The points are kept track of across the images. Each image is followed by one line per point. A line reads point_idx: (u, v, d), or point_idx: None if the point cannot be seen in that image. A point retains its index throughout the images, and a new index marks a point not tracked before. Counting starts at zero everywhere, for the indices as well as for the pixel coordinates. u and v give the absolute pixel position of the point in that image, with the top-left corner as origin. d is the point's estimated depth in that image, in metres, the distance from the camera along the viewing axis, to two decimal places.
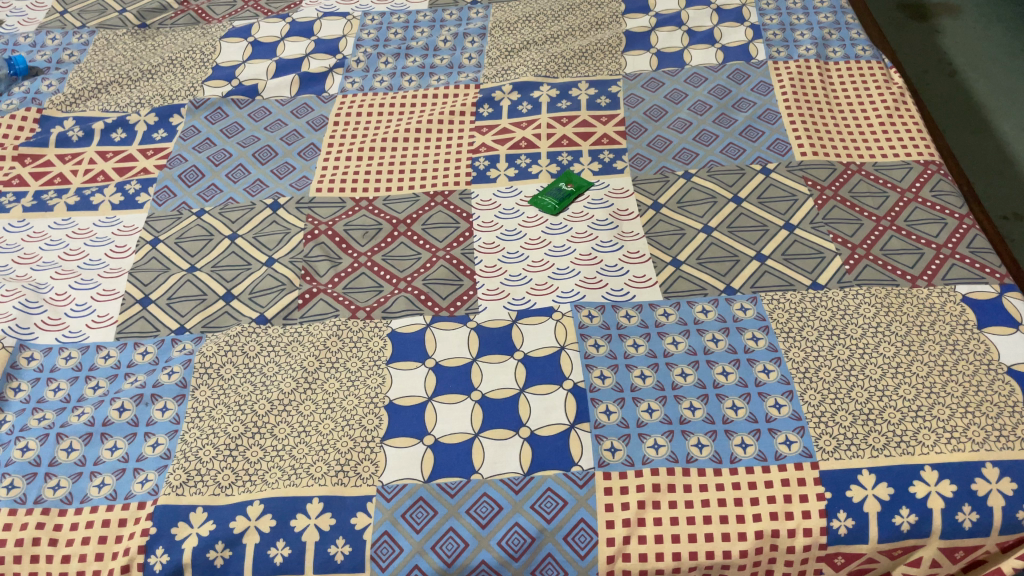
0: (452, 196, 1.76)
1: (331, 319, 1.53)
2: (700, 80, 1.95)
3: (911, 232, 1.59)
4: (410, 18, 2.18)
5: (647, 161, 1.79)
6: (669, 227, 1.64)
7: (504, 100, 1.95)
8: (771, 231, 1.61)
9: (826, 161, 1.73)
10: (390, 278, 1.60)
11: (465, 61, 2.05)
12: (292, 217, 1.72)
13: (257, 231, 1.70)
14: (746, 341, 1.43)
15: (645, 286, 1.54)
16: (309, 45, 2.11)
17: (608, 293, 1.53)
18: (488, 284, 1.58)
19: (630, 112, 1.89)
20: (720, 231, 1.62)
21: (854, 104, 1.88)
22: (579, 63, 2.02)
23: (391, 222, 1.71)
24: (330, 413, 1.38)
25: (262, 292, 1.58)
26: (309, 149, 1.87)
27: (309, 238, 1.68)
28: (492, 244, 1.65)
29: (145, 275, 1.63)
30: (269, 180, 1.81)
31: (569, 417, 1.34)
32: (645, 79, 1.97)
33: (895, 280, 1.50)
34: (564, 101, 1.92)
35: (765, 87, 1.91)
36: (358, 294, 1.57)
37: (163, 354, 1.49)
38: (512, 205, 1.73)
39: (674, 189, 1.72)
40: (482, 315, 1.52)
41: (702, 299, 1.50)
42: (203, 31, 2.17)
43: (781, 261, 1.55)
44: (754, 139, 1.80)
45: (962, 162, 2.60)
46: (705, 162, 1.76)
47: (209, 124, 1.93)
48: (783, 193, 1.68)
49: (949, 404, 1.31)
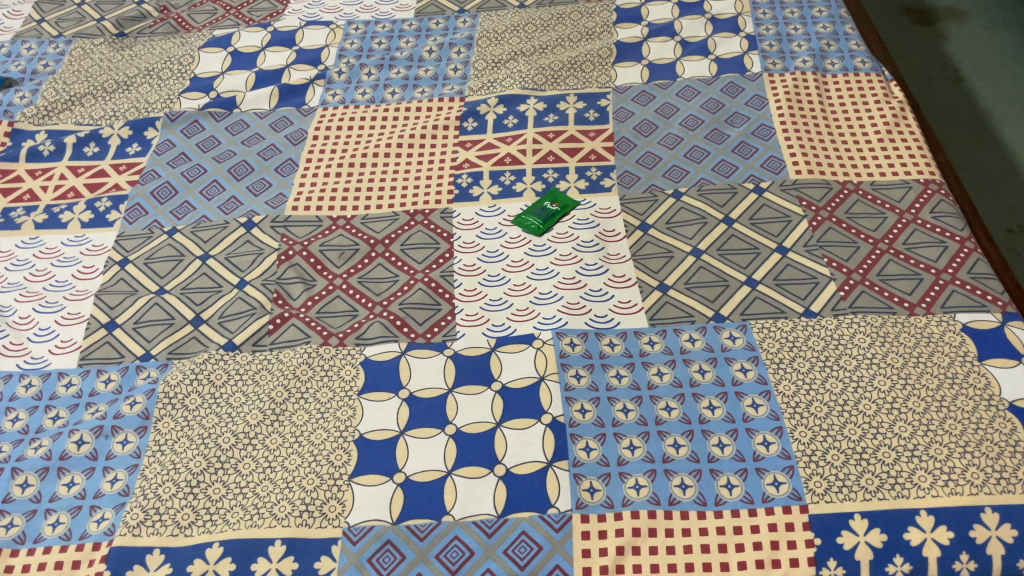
0: (433, 214, 1.69)
1: (302, 346, 1.47)
2: (693, 94, 1.88)
3: (910, 256, 1.52)
4: (395, 27, 2.12)
5: (635, 178, 1.72)
6: (657, 250, 1.57)
7: (489, 113, 1.88)
8: (763, 254, 1.54)
9: (821, 180, 1.67)
10: (365, 302, 1.54)
11: (450, 72, 1.99)
12: (267, 236, 1.66)
13: (230, 252, 1.64)
14: (733, 372, 1.36)
15: (630, 312, 1.47)
16: (291, 55, 2.05)
17: (592, 320, 1.47)
18: (467, 309, 1.52)
19: (620, 127, 1.83)
20: (710, 254, 1.55)
21: (852, 119, 1.81)
22: (567, 75, 1.96)
23: (368, 242, 1.64)
24: (298, 448, 1.32)
25: (233, 316, 1.53)
26: (286, 164, 1.81)
27: (282, 258, 1.62)
28: (472, 266, 1.59)
29: (112, 298, 1.58)
30: (244, 197, 1.75)
31: (547, 454, 1.28)
32: (635, 91, 1.90)
33: (892, 307, 1.43)
34: (551, 115, 1.86)
35: (759, 101, 1.84)
36: (332, 318, 1.51)
37: (127, 383, 1.44)
38: (494, 225, 1.66)
39: (662, 208, 1.65)
40: (460, 343, 1.46)
41: (689, 327, 1.43)
42: (182, 40, 2.11)
43: (773, 286, 1.48)
44: (747, 156, 1.73)
45: (966, 172, 2.53)
46: (696, 180, 1.70)
47: (184, 138, 1.87)
48: (776, 214, 1.61)
49: (947, 443, 1.24)
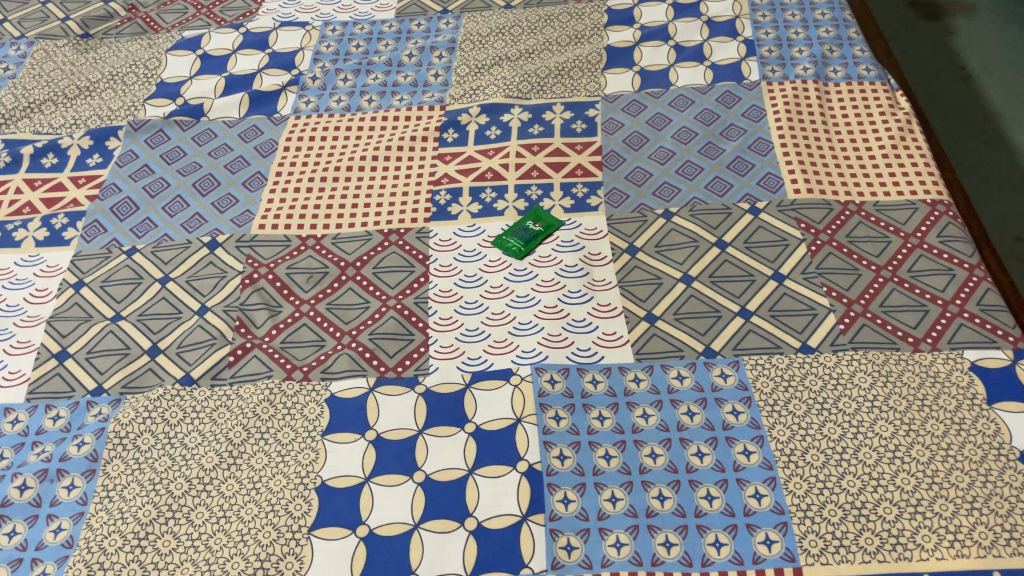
0: (408, 234, 1.59)
1: (263, 380, 1.38)
2: (686, 104, 1.78)
3: (915, 285, 1.42)
4: (374, 29, 2.01)
5: (623, 197, 1.62)
6: (645, 276, 1.47)
7: (471, 124, 1.78)
8: (758, 282, 1.44)
9: (821, 200, 1.56)
10: (333, 330, 1.45)
11: (431, 78, 1.88)
12: (231, 257, 1.57)
13: (191, 274, 1.54)
14: (724, 415, 1.26)
15: (615, 345, 1.37)
16: (263, 59, 1.95)
17: (574, 354, 1.37)
18: (441, 339, 1.42)
19: (608, 139, 1.72)
20: (701, 281, 1.45)
21: (856, 132, 1.70)
22: (555, 82, 1.85)
23: (338, 264, 1.55)
24: (255, 495, 1.23)
25: (192, 346, 1.43)
26: (254, 178, 1.70)
27: (246, 282, 1.52)
28: (448, 292, 1.49)
29: (65, 325, 1.48)
30: (209, 214, 1.65)
31: (521, 506, 1.19)
32: (625, 100, 1.80)
33: (894, 342, 1.34)
34: (536, 127, 1.76)
35: (757, 112, 1.74)
36: (296, 349, 1.42)
37: (76, 420, 1.35)
38: (473, 246, 1.56)
39: (652, 230, 1.55)
40: (432, 378, 1.36)
41: (677, 363, 1.34)
42: (150, 42, 2.01)
43: (768, 317, 1.39)
44: (743, 173, 1.63)
45: (973, 177, 2.42)
46: (688, 199, 1.59)
47: (148, 149, 1.77)
48: (772, 237, 1.51)
49: (953, 497, 1.15)
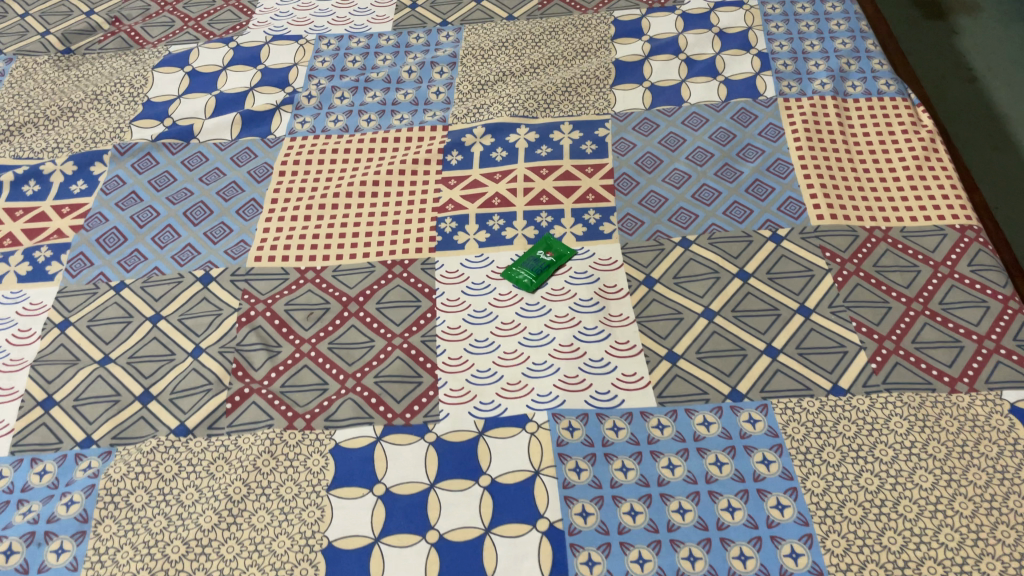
0: (413, 266, 1.51)
1: (263, 429, 1.29)
2: (700, 122, 1.70)
3: (948, 319, 1.36)
4: (371, 42, 1.93)
5: (638, 223, 1.54)
6: (664, 310, 1.40)
7: (475, 145, 1.70)
8: (784, 316, 1.37)
9: (846, 226, 1.49)
10: (336, 372, 1.36)
11: (432, 96, 1.80)
12: (226, 292, 1.48)
13: (184, 312, 1.46)
14: (755, 465, 1.20)
15: (635, 388, 1.30)
16: (256, 76, 1.87)
17: (592, 398, 1.29)
18: (451, 382, 1.34)
19: (620, 161, 1.65)
20: (724, 316, 1.38)
21: (878, 152, 1.63)
22: (562, 99, 1.77)
23: (340, 299, 1.47)
24: (259, 559, 1.15)
25: (187, 392, 1.35)
26: (248, 206, 1.62)
27: (243, 320, 1.44)
28: (457, 329, 1.42)
29: (50, 369, 1.40)
30: (202, 245, 1.56)
31: (543, 569, 1.11)
32: (635, 119, 1.72)
33: (929, 382, 1.28)
34: (543, 147, 1.68)
35: (775, 131, 1.67)
36: (298, 394, 1.34)
37: (64, 476, 1.27)
38: (481, 278, 1.49)
39: (669, 260, 1.48)
40: (443, 425, 1.28)
41: (702, 407, 1.27)
42: (135, 58, 1.92)
43: (795, 356, 1.32)
44: (762, 198, 1.55)
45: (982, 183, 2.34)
46: (706, 226, 1.52)
47: (135, 174, 1.69)
48: (796, 267, 1.44)
49: (1000, 555, 1.09)
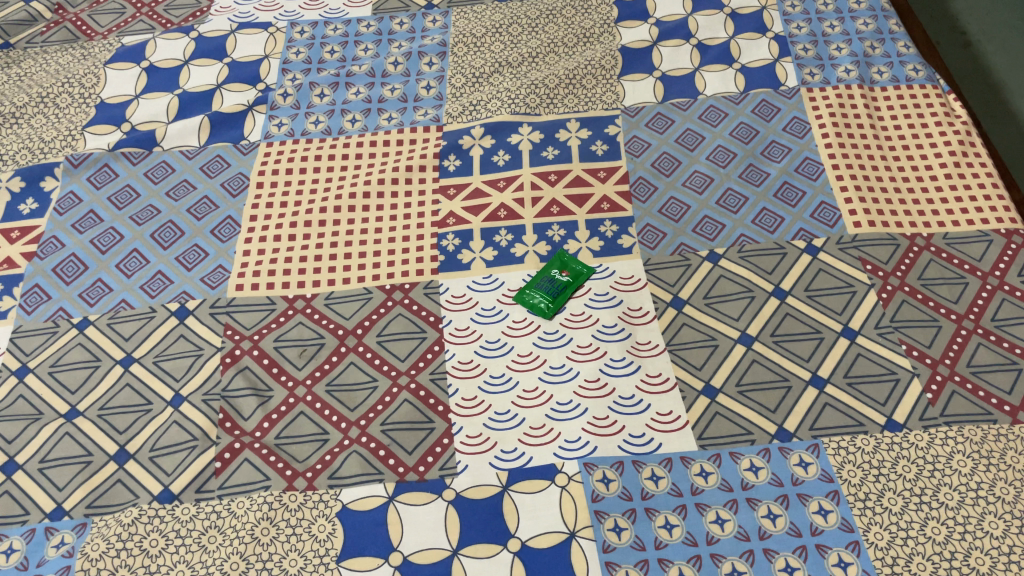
0: (414, 291, 1.36)
1: (259, 492, 1.15)
2: (719, 117, 1.56)
3: (1002, 338, 1.25)
4: (349, 30, 1.75)
5: (660, 235, 1.40)
6: (697, 336, 1.28)
7: (474, 148, 1.54)
8: (828, 340, 1.26)
9: (885, 235, 1.38)
10: (337, 420, 1.22)
11: (422, 92, 1.63)
12: (206, 328, 1.32)
13: (159, 353, 1.30)
14: (811, 516, 1.09)
15: (672, 429, 1.18)
16: (222, 71, 1.68)
17: (627, 442, 1.17)
18: (467, 427, 1.21)
19: (634, 163, 1.50)
20: (763, 341, 1.26)
21: (911, 148, 1.51)
22: (566, 93, 1.62)
23: (336, 332, 1.32)
24: None
25: (169, 450, 1.20)
26: (225, 225, 1.45)
27: (227, 361, 1.28)
28: (469, 364, 1.28)
29: (10, 426, 1.24)
30: (174, 272, 1.39)
31: None
32: (648, 114, 1.58)
33: (990, 413, 1.17)
34: (550, 149, 1.53)
35: (800, 126, 1.54)
36: (296, 447, 1.19)
37: (33, 555, 1.11)
38: (492, 303, 1.35)
39: (698, 277, 1.35)
40: (463, 480, 1.15)
41: (748, 450, 1.15)
42: (83, 52, 1.72)
43: (844, 387, 1.21)
44: (793, 204, 1.43)
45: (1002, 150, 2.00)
46: (735, 237, 1.39)
47: (92, 190, 1.51)
48: (836, 284, 1.32)
49: None
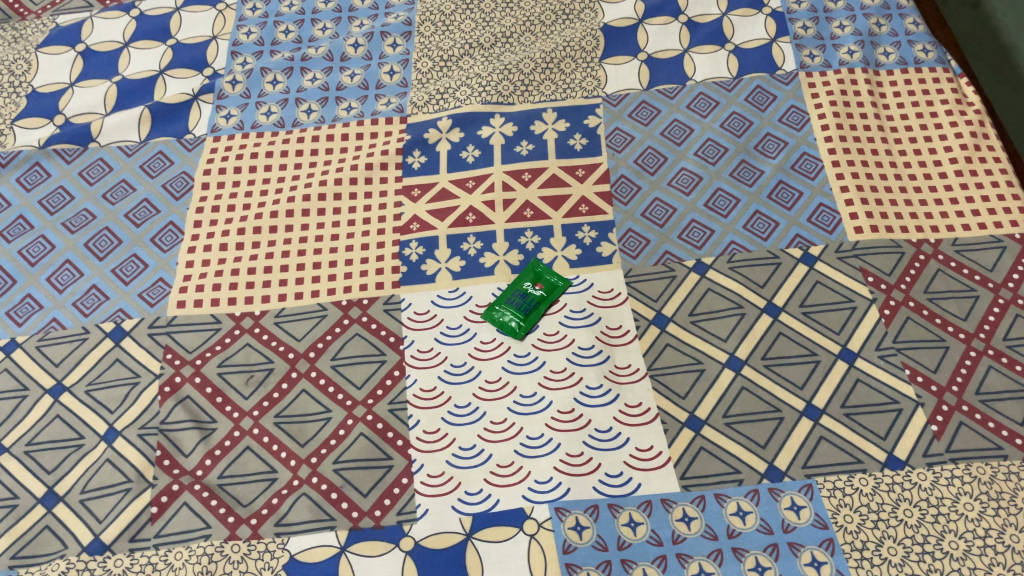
0: (373, 307, 1.24)
1: (198, 542, 1.05)
2: (710, 106, 1.42)
3: (1015, 360, 1.14)
4: (307, 6, 1.60)
5: (642, 242, 1.28)
6: (681, 360, 1.17)
7: (441, 142, 1.41)
8: (824, 364, 1.15)
9: (889, 241, 1.26)
10: (286, 458, 1.11)
11: (385, 78, 1.49)
12: (143, 352, 1.21)
13: (92, 381, 1.19)
14: (803, 569, 0.99)
15: (653, 467, 1.08)
16: (165, 54, 1.53)
17: (603, 482, 1.07)
18: (428, 464, 1.10)
19: (616, 159, 1.37)
20: (753, 365, 1.15)
21: (919, 141, 1.37)
22: (542, 79, 1.48)
23: (286, 356, 1.20)
24: None
25: (101, 493, 1.09)
26: (166, 233, 1.32)
27: (166, 390, 1.17)
28: (432, 391, 1.16)
29: None
30: (110, 287, 1.27)
31: None
32: (632, 102, 1.44)
33: (1000, 448, 1.07)
34: (524, 144, 1.39)
35: (798, 116, 1.40)
36: (241, 489, 1.09)
37: None
38: (458, 321, 1.23)
39: (683, 291, 1.23)
40: (422, 526, 1.05)
41: (735, 492, 1.05)
42: (14, 35, 1.57)
43: (841, 418, 1.10)
44: (789, 206, 1.30)
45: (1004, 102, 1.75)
46: (724, 244, 1.27)
47: (22, 192, 1.38)
48: (834, 299, 1.21)
49: None
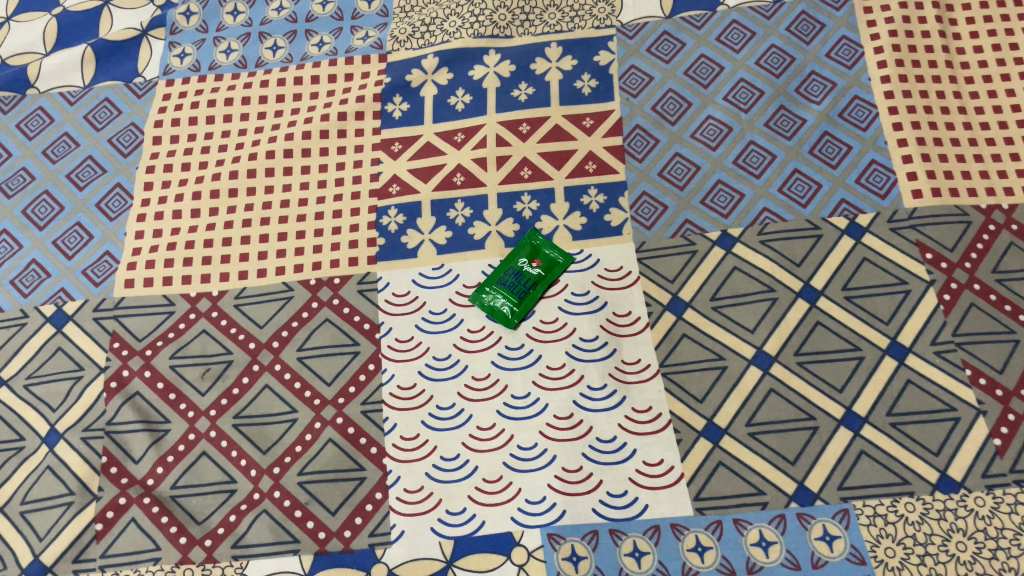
0: (346, 287, 1.08)
1: (147, 566, 0.94)
2: (743, 37, 1.20)
3: None
4: None
5: (658, 209, 1.09)
6: (700, 355, 1.00)
7: (425, 85, 1.21)
8: (868, 361, 0.98)
9: (954, 208, 1.06)
10: (246, 466, 0.98)
11: (363, 7, 1.28)
12: (88, 341, 1.07)
13: (32, 373, 1.05)
14: None
15: (663, 485, 0.93)
16: None
17: (605, 503, 0.93)
18: (405, 477, 0.97)
19: (631, 106, 1.17)
20: (785, 362, 0.98)
21: (995, 80, 1.14)
22: (546, 5, 1.26)
23: (247, 345, 1.05)
24: None
25: (42, 506, 0.98)
26: (113, 197, 1.16)
27: (113, 386, 1.04)
28: (411, 389, 1.02)
29: None
30: (50, 262, 1.12)
31: None
32: (651, 34, 1.22)
33: None
34: (521, 88, 1.19)
35: (849, 50, 1.18)
36: (196, 503, 0.97)
37: None
38: (443, 304, 1.06)
39: (705, 270, 1.05)
40: (397, 551, 0.92)
41: (757, 517, 0.91)
42: None
43: (886, 429, 0.94)
44: (834, 163, 1.10)
45: None
46: (755, 212, 1.08)
47: None
48: (884, 281, 1.02)
49: None
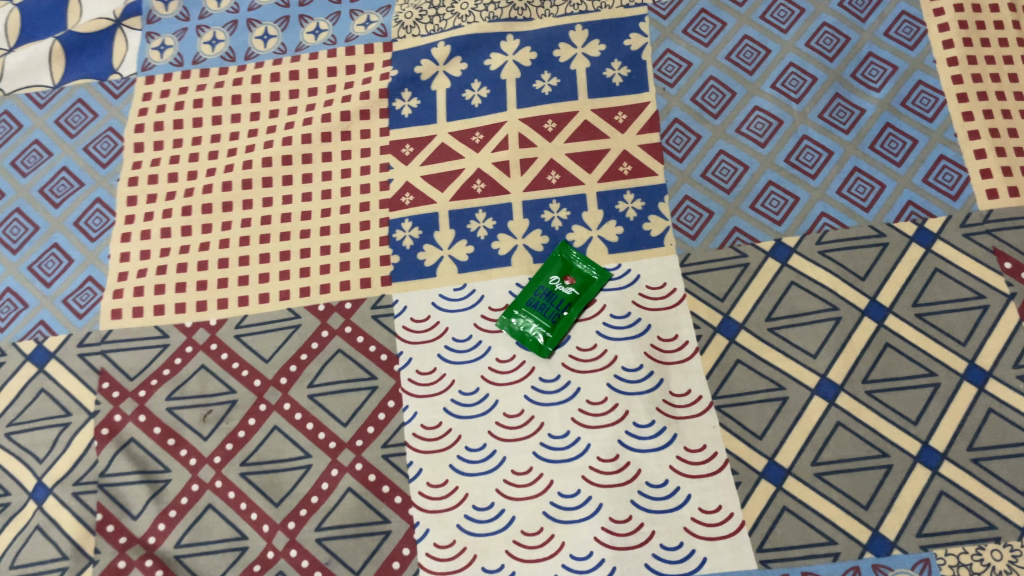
0: (358, 312, 0.97)
1: None
2: (790, 15, 1.07)
3: None
4: None
5: (703, 215, 0.98)
6: (758, 385, 0.90)
7: (437, 77, 1.08)
8: (945, 388, 0.88)
9: None
10: (257, 521, 0.89)
11: None
12: (74, 381, 0.96)
13: (14, 420, 0.95)
14: None
15: (722, 535, 0.84)
16: None
17: (658, 557, 0.84)
18: (435, 530, 0.87)
19: (667, 96, 1.05)
20: (852, 392, 0.89)
21: None
22: None
23: (252, 382, 0.95)
24: None
25: (33, 571, 0.88)
26: (92, 215, 1.04)
27: (105, 432, 0.93)
28: (437, 429, 0.91)
29: None
30: (27, 291, 1.01)
31: None
32: (686, 13, 1.09)
33: None
34: (545, 78, 1.07)
35: (910, 28, 1.05)
36: (204, 564, 0.88)
37: None
38: (467, 330, 0.96)
39: (759, 286, 0.94)
40: None
41: (829, 570, 0.82)
42: None
43: (968, 466, 0.85)
44: (898, 160, 0.98)
45: None
46: (812, 218, 0.97)
47: None
48: (959, 295, 0.92)
49: None
